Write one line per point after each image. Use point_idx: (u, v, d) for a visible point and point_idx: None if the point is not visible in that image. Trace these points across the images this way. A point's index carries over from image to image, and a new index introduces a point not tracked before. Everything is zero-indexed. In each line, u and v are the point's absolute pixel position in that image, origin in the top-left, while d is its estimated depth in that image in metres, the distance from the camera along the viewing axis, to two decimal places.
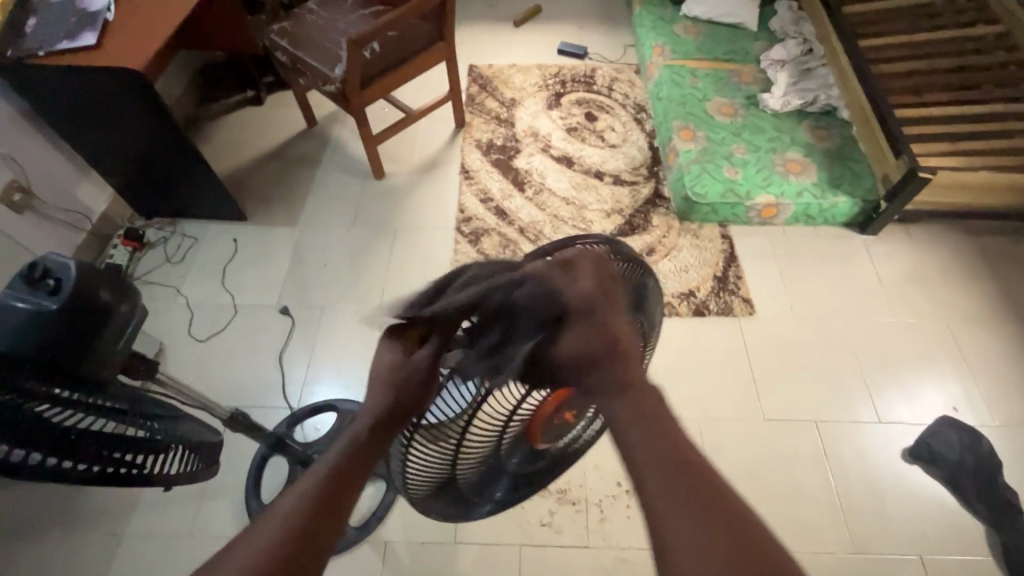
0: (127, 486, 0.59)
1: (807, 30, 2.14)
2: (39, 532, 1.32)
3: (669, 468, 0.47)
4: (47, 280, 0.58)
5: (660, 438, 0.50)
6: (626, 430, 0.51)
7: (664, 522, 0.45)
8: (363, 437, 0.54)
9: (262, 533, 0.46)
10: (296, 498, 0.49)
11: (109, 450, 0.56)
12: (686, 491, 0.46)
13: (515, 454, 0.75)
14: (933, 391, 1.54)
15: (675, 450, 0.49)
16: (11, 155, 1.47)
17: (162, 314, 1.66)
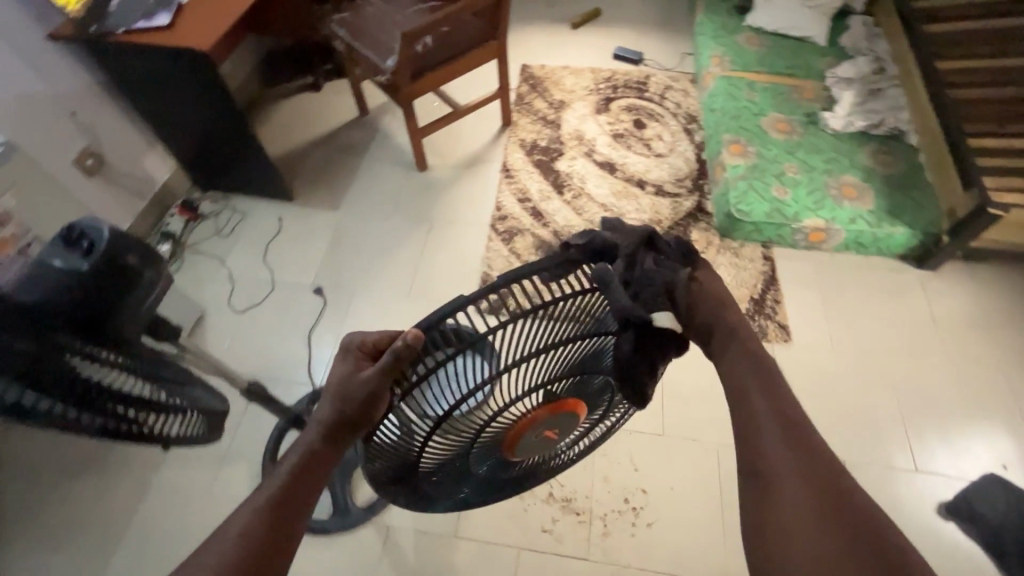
0: (127, 441, 0.64)
1: (881, 48, 2.02)
2: (77, 474, 1.42)
3: (780, 422, 0.58)
4: (82, 241, 0.61)
5: (773, 396, 0.60)
6: (745, 386, 0.62)
7: (771, 461, 0.56)
8: (316, 449, 0.62)
9: (220, 547, 0.54)
10: (250, 514, 0.56)
11: (117, 407, 0.61)
12: (790, 441, 0.56)
13: (487, 461, 0.81)
14: (981, 444, 1.43)
15: (782, 408, 0.59)
16: (87, 124, 1.58)
17: (206, 283, 1.75)
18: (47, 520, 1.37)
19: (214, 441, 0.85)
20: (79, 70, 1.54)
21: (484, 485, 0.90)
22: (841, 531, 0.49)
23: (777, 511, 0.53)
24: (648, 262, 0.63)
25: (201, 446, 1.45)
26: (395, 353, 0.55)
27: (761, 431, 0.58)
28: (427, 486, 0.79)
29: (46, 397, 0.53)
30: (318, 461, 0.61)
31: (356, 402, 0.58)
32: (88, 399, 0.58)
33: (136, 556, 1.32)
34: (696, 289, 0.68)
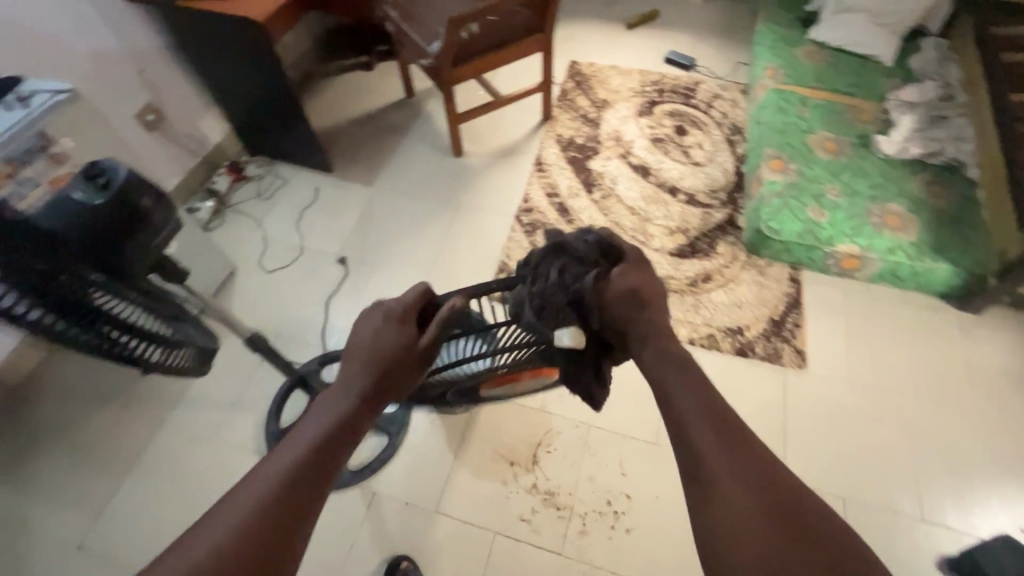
0: (113, 359, 0.70)
1: (953, 74, 1.88)
2: (104, 402, 1.54)
3: (710, 420, 0.55)
4: (100, 178, 0.72)
5: (699, 390, 0.58)
6: (669, 384, 0.60)
7: (706, 465, 0.52)
8: (353, 412, 0.63)
9: (251, 495, 0.53)
10: (283, 467, 0.56)
11: (104, 326, 0.67)
12: (724, 439, 0.53)
13: (466, 396, 1.04)
14: (999, 503, 1.34)
15: (712, 403, 0.57)
16: (151, 81, 1.70)
17: (242, 242, 1.86)
18: (73, 439, 1.49)
19: (202, 373, 0.93)
20: (149, 30, 1.66)
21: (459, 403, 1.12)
22: (780, 526, 0.47)
23: (719, 516, 0.49)
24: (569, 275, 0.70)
25: (216, 392, 1.55)
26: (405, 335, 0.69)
27: (693, 433, 0.54)
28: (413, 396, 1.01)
29: (42, 313, 0.60)
30: (352, 425, 0.63)
31: (387, 367, 0.67)
32: (83, 319, 0.64)
33: (145, 483, 1.42)
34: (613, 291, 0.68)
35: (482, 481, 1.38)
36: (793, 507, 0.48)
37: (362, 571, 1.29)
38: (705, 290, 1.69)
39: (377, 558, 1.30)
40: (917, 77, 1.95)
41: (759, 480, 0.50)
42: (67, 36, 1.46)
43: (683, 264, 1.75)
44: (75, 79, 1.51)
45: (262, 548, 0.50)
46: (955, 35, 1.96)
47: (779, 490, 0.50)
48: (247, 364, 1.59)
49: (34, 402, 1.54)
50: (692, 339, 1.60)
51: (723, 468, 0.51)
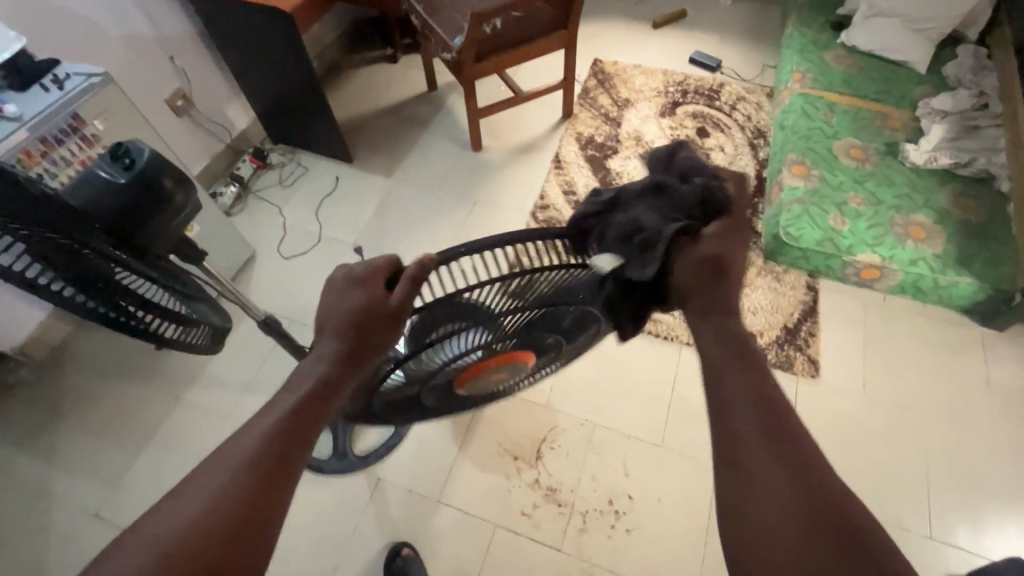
0: (128, 334, 0.74)
1: (988, 82, 1.82)
2: (124, 376, 1.60)
3: (759, 411, 0.54)
4: (125, 158, 0.73)
5: (753, 376, 0.57)
6: (721, 368, 0.57)
7: (748, 457, 0.52)
8: (335, 376, 0.61)
9: (235, 459, 0.55)
10: (265, 432, 0.57)
11: (124, 302, 0.71)
12: (768, 433, 0.53)
13: (435, 395, 0.87)
14: (1013, 526, 1.31)
15: (761, 392, 0.55)
16: (181, 67, 1.75)
17: (262, 227, 1.89)
18: (94, 411, 1.55)
19: (216, 352, 0.97)
20: (181, 18, 1.71)
21: (426, 410, 0.94)
22: (809, 525, 0.48)
23: (748, 503, 0.50)
24: (659, 216, 0.59)
25: (230, 373, 1.59)
26: (411, 279, 0.55)
27: (738, 423, 0.54)
28: (371, 407, 0.82)
29: (70, 288, 0.64)
30: (335, 389, 0.61)
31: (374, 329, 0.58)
32: (103, 293, 0.68)
33: (160, 457, 1.47)
34: (694, 254, 0.58)
35: (485, 473, 1.39)
36: (829, 503, 0.49)
37: (364, 555, 1.31)
38: None
39: (379, 543, 1.32)
40: (951, 85, 1.90)
41: (797, 476, 0.50)
42: (102, 21, 1.50)
43: None
44: (109, 63, 1.56)
45: (237, 516, 0.52)
46: (992, 43, 1.90)
47: (817, 487, 0.50)
48: (261, 348, 1.63)
49: (59, 373, 1.60)
50: None
51: (765, 462, 0.51)
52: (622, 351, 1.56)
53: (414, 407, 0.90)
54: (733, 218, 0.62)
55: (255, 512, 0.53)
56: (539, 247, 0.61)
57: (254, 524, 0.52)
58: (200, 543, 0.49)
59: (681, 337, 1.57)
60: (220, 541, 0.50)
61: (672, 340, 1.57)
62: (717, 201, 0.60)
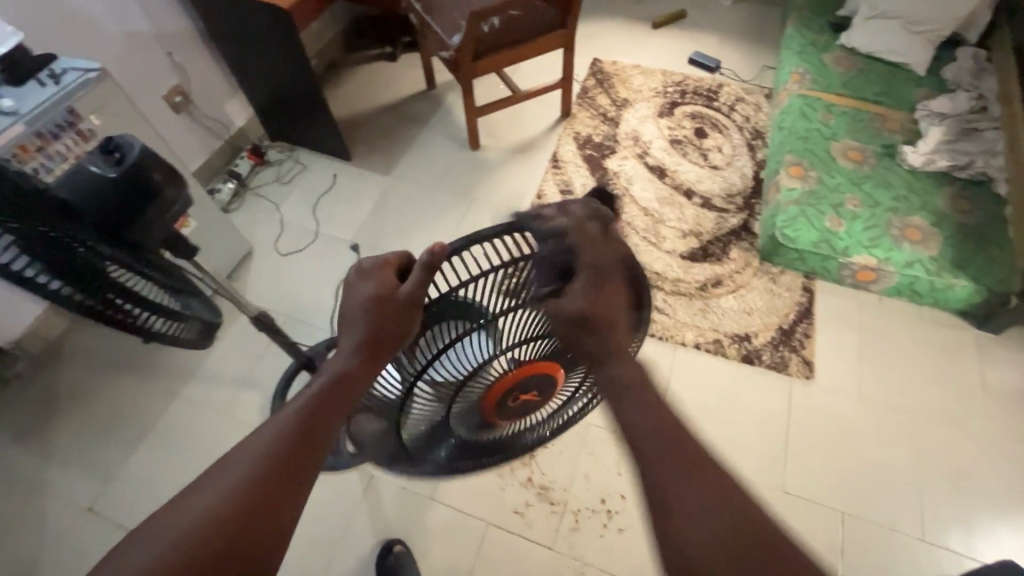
0: (113, 326, 0.75)
1: (988, 85, 1.81)
2: (120, 372, 1.60)
3: (665, 436, 0.55)
4: (116, 153, 0.74)
5: (656, 405, 0.58)
6: (623, 397, 0.59)
7: (669, 487, 0.52)
8: (349, 371, 0.65)
9: (248, 457, 0.56)
10: (279, 429, 0.59)
11: (108, 294, 0.72)
12: (681, 458, 0.53)
13: (464, 424, 0.89)
14: (1005, 529, 1.31)
15: (666, 417, 0.57)
16: (180, 64, 1.75)
17: (260, 224, 1.90)
18: (90, 405, 1.55)
19: (205, 347, 0.97)
20: (180, 14, 1.71)
21: (466, 445, 0.96)
22: (737, 552, 0.47)
23: (680, 542, 0.49)
24: (539, 272, 0.63)
25: (226, 369, 1.59)
26: (424, 266, 0.61)
27: (651, 453, 0.54)
28: (411, 436, 0.86)
29: (51, 277, 0.65)
30: (349, 384, 0.64)
31: (388, 322, 0.64)
32: (87, 285, 0.69)
33: (155, 452, 1.47)
34: (566, 305, 0.62)
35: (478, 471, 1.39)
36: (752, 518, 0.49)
37: (356, 552, 1.31)
38: (715, 295, 1.68)
39: (372, 540, 1.32)
40: (950, 88, 1.89)
41: (718, 496, 0.50)
42: (101, 17, 1.51)
43: (694, 268, 1.73)
44: (108, 59, 1.57)
45: (250, 510, 0.52)
46: (992, 46, 1.89)
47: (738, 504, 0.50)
48: (257, 344, 1.63)
49: (56, 368, 1.61)
50: (698, 344, 1.59)
51: (685, 491, 0.51)
52: None
53: (452, 436, 0.92)
54: (604, 269, 0.63)
55: (270, 506, 0.53)
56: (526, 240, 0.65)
57: (268, 518, 0.53)
58: (213, 538, 0.50)
59: (675, 337, 1.60)
60: (233, 535, 0.50)
61: (667, 340, 1.60)
62: (584, 246, 0.61)
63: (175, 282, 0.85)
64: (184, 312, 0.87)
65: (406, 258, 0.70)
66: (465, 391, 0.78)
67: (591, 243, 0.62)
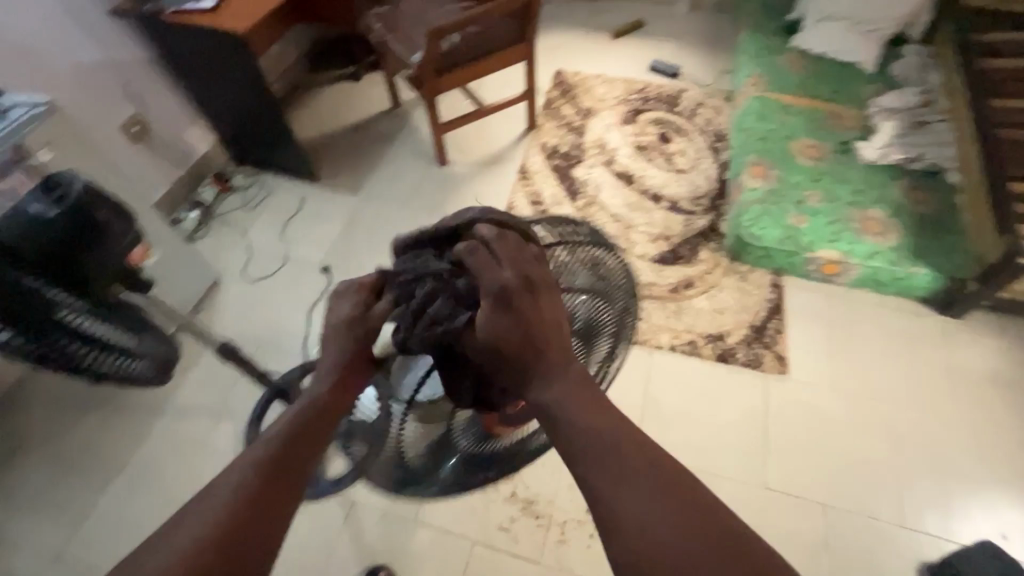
0: (57, 367, 0.74)
1: (933, 79, 1.88)
2: (84, 413, 1.54)
3: (602, 446, 0.43)
4: (57, 191, 0.74)
5: (588, 404, 0.46)
6: (561, 415, 0.46)
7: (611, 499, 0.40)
8: (323, 398, 0.54)
9: (215, 498, 0.44)
10: (246, 465, 0.46)
11: (50, 335, 0.71)
12: (628, 464, 0.41)
13: (468, 434, 0.79)
14: (979, 510, 1.34)
15: (612, 425, 0.44)
16: (137, 93, 1.72)
17: (227, 252, 1.87)
18: (54, 449, 1.49)
19: (165, 382, 0.95)
20: (134, 44, 1.68)
21: (468, 462, 0.84)
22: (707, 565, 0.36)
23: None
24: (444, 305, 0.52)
25: (197, 401, 1.55)
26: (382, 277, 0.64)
27: (594, 476, 0.42)
28: (408, 453, 0.76)
29: None
30: (326, 412, 0.53)
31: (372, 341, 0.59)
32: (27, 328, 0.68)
33: (125, 493, 1.42)
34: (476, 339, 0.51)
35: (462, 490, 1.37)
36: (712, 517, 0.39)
37: None
38: (687, 297, 1.70)
39: (356, 568, 1.29)
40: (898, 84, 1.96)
41: (672, 499, 0.39)
42: (48, 50, 1.48)
43: (665, 271, 1.75)
44: (59, 92, 1.53)
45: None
46: (935, 42, 1.97)
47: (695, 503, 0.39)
48: (227, 374, 1.59)
49: (16, 413, 1.54)
50: (673, 346, 1.61)
51: (636, 505, 0.39)
52: None
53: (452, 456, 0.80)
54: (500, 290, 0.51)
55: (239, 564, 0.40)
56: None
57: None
58: None
59: (650, 341, 1.62)
60: None
61: (642, 345, 1.61)
62: (483, 277, 0.51)
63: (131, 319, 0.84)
64: (141, 348, 0.85)
65: (381, 281, 0.64)
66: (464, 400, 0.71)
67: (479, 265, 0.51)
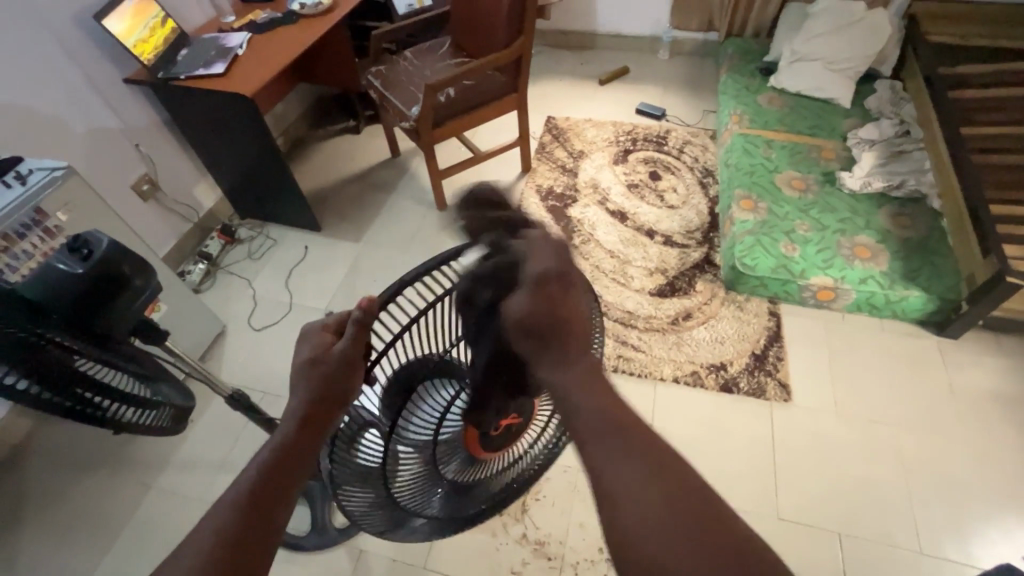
0: (85, 420, 0.77)
1: (906, 111, 1.97)
2: (88, 471, 1.53)
3: (604, 423, 0.42)
4: (82, 249, 0.77)
5: (604, 396, 0.45)
6: (568, 390, 0.45)
7: (604, 463, 0.40)
8: (290, 437, 0.51)
9: (194, 546, 0.43)
10: (227, 511, 0.46)
11: (77, 387, 0.74)
12: (620, 443, 0.41)
13: (456, 461, 0.75)
14: (997, 532, 1.32)
15: (614, 407, 0.44)
16: (148, 154, 1.80)
17: (232, 301, 1.90)
18: (57, 509, 1.47)
19: (179, 431, 0.97)
20: (146, 107, 1.77)
21: (457, 493, 0.80)
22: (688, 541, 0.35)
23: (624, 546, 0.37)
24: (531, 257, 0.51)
25: (201, 454, 1.54)
26: (357, 322, 0.56)
27: (591, 448, 0.41)
28: (401, 499, 0.71)
29: (24, 379, 0.68)
30: (299, 451, 0.51)
31: (332, 380, 0.55)
32: (57, 381, 0.72)
33: (128, 552, 1.39)
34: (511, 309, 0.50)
35: (472, 533, 1.35)
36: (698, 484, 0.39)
37: None
38: (687, 328, 1.72)
39: None
40: (874, 116, 2.05)
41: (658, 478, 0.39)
42: (68, 118, 1.56)
43: (663, 303, 1.79)
44: (76, 157, 1.61)
45: None
46: (904, 76, 2.08)
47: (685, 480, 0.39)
48: (232, 425, 1.59)
49: (20, 474, 1.53)
50: (676, 377, 1.62)
51: (627, 483, 0.39)
52: None
53: (441, 486, 0.76)
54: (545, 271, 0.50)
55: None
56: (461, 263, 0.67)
57: None
58: None
59: (653, 374, 1.63)
60: None
61: (646, 377, 1.62)
62: (530, 260, 0.51)
63: (143, 368, 0.88)
64: (153, 398, 0.89)
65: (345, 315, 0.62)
66: (445, 423, 0.67)
67: (532, 247, 0.52)
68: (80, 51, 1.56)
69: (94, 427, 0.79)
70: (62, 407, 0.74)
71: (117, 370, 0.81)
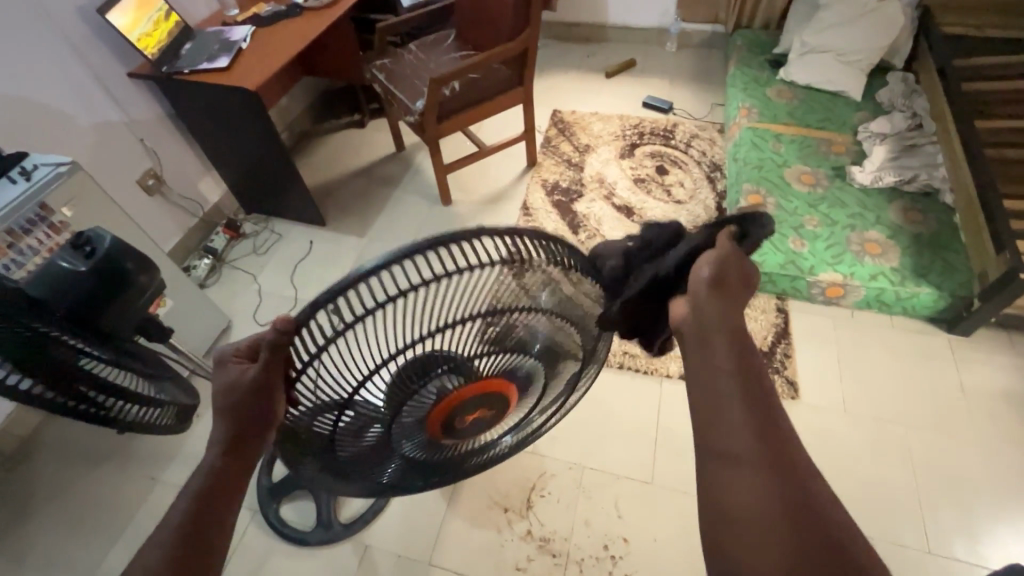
0: (92, 420, 0.79)
1: (919, 104, 1.94)
2: (96, 465, 1.54)
3: (742, 395, 0.47)
4: (85, 246, 0.81)
5: (746, 367, 0.48)
6: (713, 352, 0.49)
7: (728, 424, 0.45)
8: (217, 465, 0.53)
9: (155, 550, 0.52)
10: (175, 518, 0.53)
11: (83, 389, 0.76)
12: (754, 418, 0.45)
13: (414, 445, 0.69)
14: (1007, 532, 1.31)
15: (752, 381, 0.48)
16: (152, 149, 1.80)
17: (237, 296, 1.90)
18: (65, 502, 1.49)
19: (183, 429, 0.99)
20: (151, 102, 1.77)
21: (412, 467, 0.77)
22: (790, 521, 0.41)
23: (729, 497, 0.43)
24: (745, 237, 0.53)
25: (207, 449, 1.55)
26: (270, 345, 0.46)
27: (728, 408, 0.46)
28: (362, 469, 0.68)
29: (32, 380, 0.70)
30: (229, 477, 0.54)
31: (248, 409, 0.50)
32: (61, 383, 0.73)
33: (135, 545, 1.41)
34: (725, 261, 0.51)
35: (476, 529, 1.35)
36: (829, 529, 0.41)
37: None
38: None
39: None
40: (886, 109, 2.01)
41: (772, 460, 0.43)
42: (73, 114, 1.56)
43: None
44: (81, 152, 1.61)
45: None
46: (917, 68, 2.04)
47: (809, 525, 0.41)
48: None
49: (29, 467, 1.55)
50: None
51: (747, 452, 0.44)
52: (605, 391, 1.55)
53: (394, 464, 0.72)
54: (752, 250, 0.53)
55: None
56: (456, 251, 0.49)
57: None
58: None
59: (660, 370, 1.58)
60: None
61: (653, 374, 1.58)
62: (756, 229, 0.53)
63: (147, 367, 0.89)
64: (158, 397, 0.91)
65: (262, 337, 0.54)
66: (403, 414, 0.59)
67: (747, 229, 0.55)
68: (84, 46, 1.55)
69: (102, 427, 0.81)
70: (67, 406, 0.75)
71: (125, 369, 0.83)
